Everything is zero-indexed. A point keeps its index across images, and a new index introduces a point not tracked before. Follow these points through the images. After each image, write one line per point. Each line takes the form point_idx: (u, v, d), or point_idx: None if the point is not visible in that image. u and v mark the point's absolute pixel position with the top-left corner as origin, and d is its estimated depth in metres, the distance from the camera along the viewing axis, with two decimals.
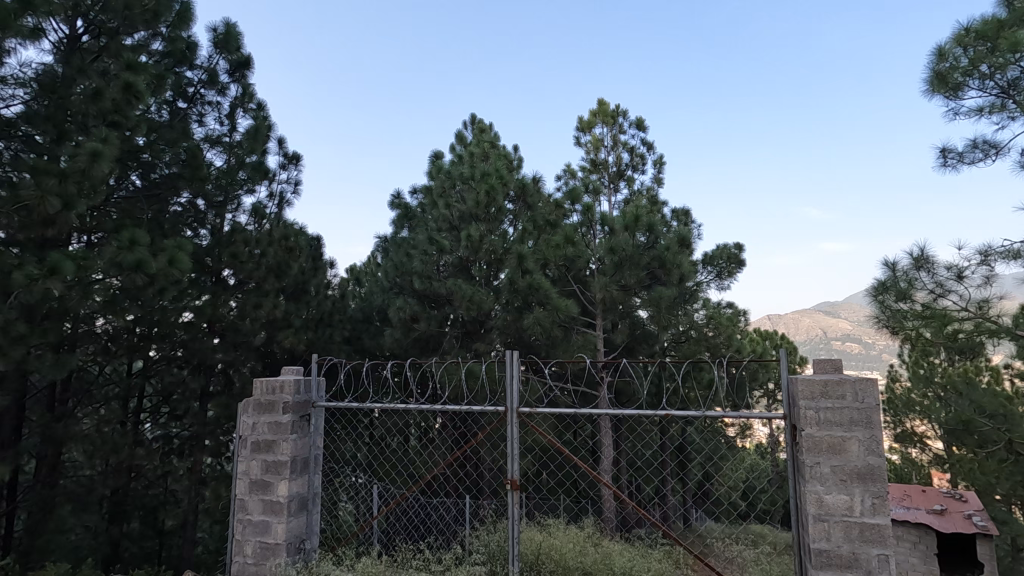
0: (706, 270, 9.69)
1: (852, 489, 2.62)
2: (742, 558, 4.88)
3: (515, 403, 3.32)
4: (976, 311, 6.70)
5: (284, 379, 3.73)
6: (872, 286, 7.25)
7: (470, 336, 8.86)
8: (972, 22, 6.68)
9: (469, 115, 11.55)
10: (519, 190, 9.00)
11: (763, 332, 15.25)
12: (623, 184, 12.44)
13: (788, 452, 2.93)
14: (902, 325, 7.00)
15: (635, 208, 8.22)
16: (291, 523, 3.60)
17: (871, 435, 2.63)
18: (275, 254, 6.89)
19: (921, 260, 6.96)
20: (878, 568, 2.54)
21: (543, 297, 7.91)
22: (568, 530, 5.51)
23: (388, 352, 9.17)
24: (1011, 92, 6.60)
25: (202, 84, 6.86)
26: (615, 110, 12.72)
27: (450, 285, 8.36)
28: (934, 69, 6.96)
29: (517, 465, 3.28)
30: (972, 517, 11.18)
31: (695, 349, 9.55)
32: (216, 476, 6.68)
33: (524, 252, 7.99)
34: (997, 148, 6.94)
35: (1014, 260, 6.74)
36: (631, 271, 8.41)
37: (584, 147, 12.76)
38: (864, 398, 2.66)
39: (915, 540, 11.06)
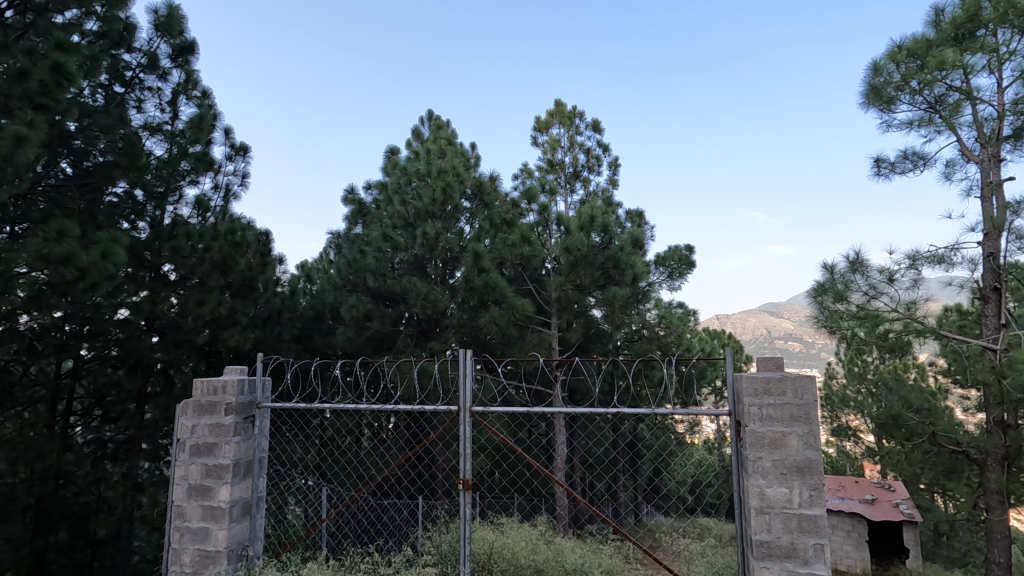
0: (659, 271, 9.92)
1: (791, 482, 2.72)
2: (689, 550, 5.02)
3: (467, 402, 3.28)
4: (905, 311, 7.15)
5: (227, 379, 3.58)
6: (812, 287, 7.58)
7: (425, 334, 8.76)
8: (903, 41, 7.11)
9: (426, 111, 11.40)
10: (477, 188, 8.94)
11: (712, 331, 15.79)
12: (579, 184, 12.61)
13: (733, 448, 3.03)
14: (839, 325, 7.31)
15: (591, 209, 8.36)
16: (233, 529, 3.46)
17: (809, 430, 2.74)
18: (220, 248, 6.59)
19: (856, 263, 7.35)
20: (815, 558, 2.65)
21: (499, 295, 7.97)
22: (521, 529, 5.52)
23: (340, 352, 8.97)
24: (937, 107, 7.06)
25: (141, 68, 6.50)
26: (572, 111, 12.87)
27: (405, 283, 8.23)
28: (870, 83, 7.33)
29: (470, 465, 3.24)
30: (900, 505, 11.99)
31: (647, 348, 9.81)
32: (154, 481, 6.36)
33: (480, 251, 8.01)
34: (925, 159, 7.41)
35: (939, 265, 7.23)
36: (586, 271, 8.54)
37: (542, 147, 12.84)
38: (804, 395, 2.77)
39: (848, 529, 11.73)
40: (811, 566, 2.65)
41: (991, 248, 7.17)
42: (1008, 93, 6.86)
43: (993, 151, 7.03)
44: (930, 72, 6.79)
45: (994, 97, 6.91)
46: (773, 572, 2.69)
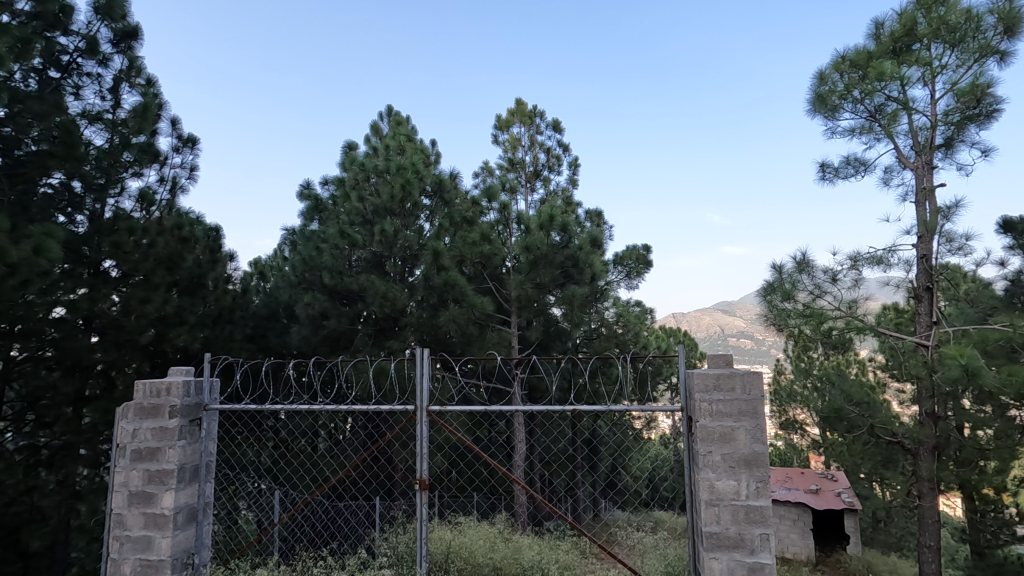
0: (617, 270, 10.10)
1: (739, 475, 2.82)
2: (643, 543, 5.16)
3: (424, 402, 3.24)
4: (847, 310, 7.51)
5: (171, 380, 3.43)
6: (762, 287, 7.87)
7: (383, 333, 8.64)
8: (846, 52, 7.46)
9: (385, 106, 11.21)
10: (437, 185, 8.86)
11: (669, 329, 16.18)
12: (540, 183, 12.68)
13: (685, 442, 3.11)
14: (786, 323, 7.66)
15: (550, 208, 8.41)
16: (177, 537, 3.31)
17: (756, 424, 2.84)
18: (167, 244, 6.32)
19: (802, 263, 7.68)
20: (761, 547, 2.75)
21: (459, 293, 8.01)
22: (479, 527, 5.51)
23: (295, 351, 8.73)
24: (877, 116, 7.43)
25: (79, 52, 6.14)
26: (533, 111, 12.92)
27: (362, 281, 8.07)
28: (816, 91, 7.66)
29: (427, 464, 3.21)
30: (841, 494, 12.65)
31: (605, 346, 9.98)
32: (94, 488, 6.03)
33: (440, 249, 7.97)
34: (865, 165, 7.80)
35: (877, 265, 7.62)
36: (545, 269, 8.61)
37: (502, 146, 12.84)
38: (751, 391, 2.87)
39: (794, 517, 12.23)
40: (757, 555, 2.75)
41: (924, 250, 7.62)
42: (939, 105, 7.30)
43: (926, 159, 7.46)
44: (870, 83, 7.15)
45: (928, 108, 7.34)
46: (722, 562, 2.78)
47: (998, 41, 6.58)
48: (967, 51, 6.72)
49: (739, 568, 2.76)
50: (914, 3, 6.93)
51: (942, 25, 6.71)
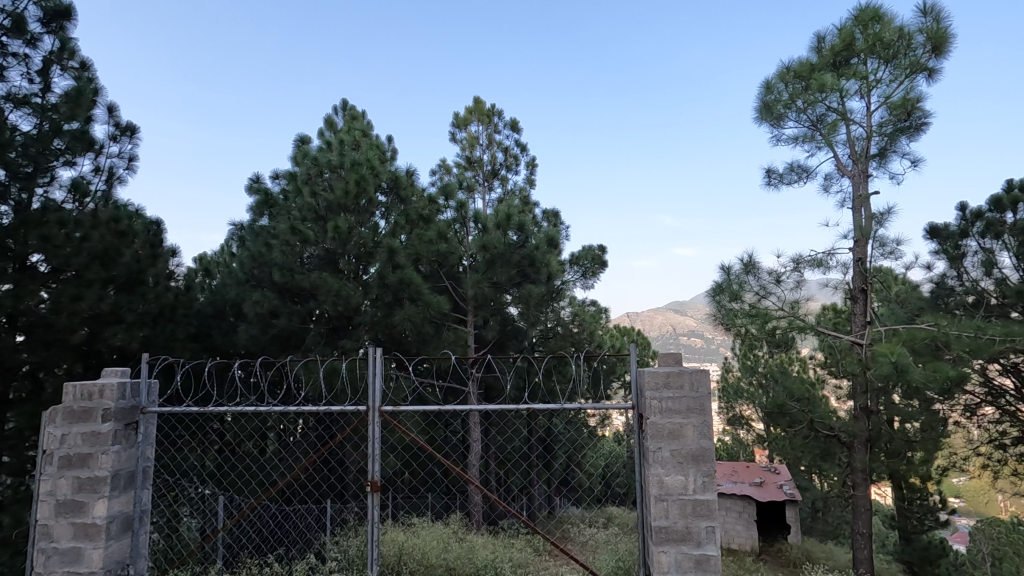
0: (573, 270, 10.22)
1: (687, 470, 2.90)
2: (595, 539, 5.27)
3: (377, 402, 3.18)
4: (790, 310, 7.86)
5: (105, 383, 3.24)
6: (711, 287, 8.12)
7: (336, 332, 8.44)
8: (790, 63, 7.81)
9: (340, 100, 10.95)
10: (393, 182, 8.71)
11: (623, 328, 16.50)
12: (497, 182, 12.68)
13: (636, 439, 3.17)
14: (733, 322, 7.97)
15: (507, 207, 8.41)
16: (110, 547, 3.13)
17: (703, 420, 2.93)
18: (102, 238, 5.96)
19: (749, 265, 7.98)
20: (707, 539, 2.84)
21: (414, 292, 7.94)
22: (434, 528, 5.47)
23: (242, 351, 8.41)
24: (818, 125, 7.79)
25: (4, 31, 5.71)
26: (491, 110, 12.90)
27: (314, 278, 7.85)
28: (762, 100, 7.97)
29: (379, 466, 3.16)
30: (783, 486, 13.24)
31: (561, 344, 10.12)
32: (18, 498, 5.62)
33: (395, 246, 7.88)
34: (808, 172, 8.17)
35: (818, 268, 8.00)
36: (502, 268, 8.61)
37: (460, 144, 12.76)
38: (699, 388, 2.95)
39: (740, 509, 12.69)
40: (704, 547, 2.84)
41: (860, 254, 8.06)
42: (874, 117, 7.74)
43: (863, 167, 7.88)
44: (812, 94, 7.51)
45: (864, 120, 7.77)
46: (670, 555, 2.85)
47: (927, 59, 7.01)
48: (900, 66, 7.14)
49: (686, 561, 2.84)
50: (852, 19, 7.31)
51: (878, 41, 7.11)
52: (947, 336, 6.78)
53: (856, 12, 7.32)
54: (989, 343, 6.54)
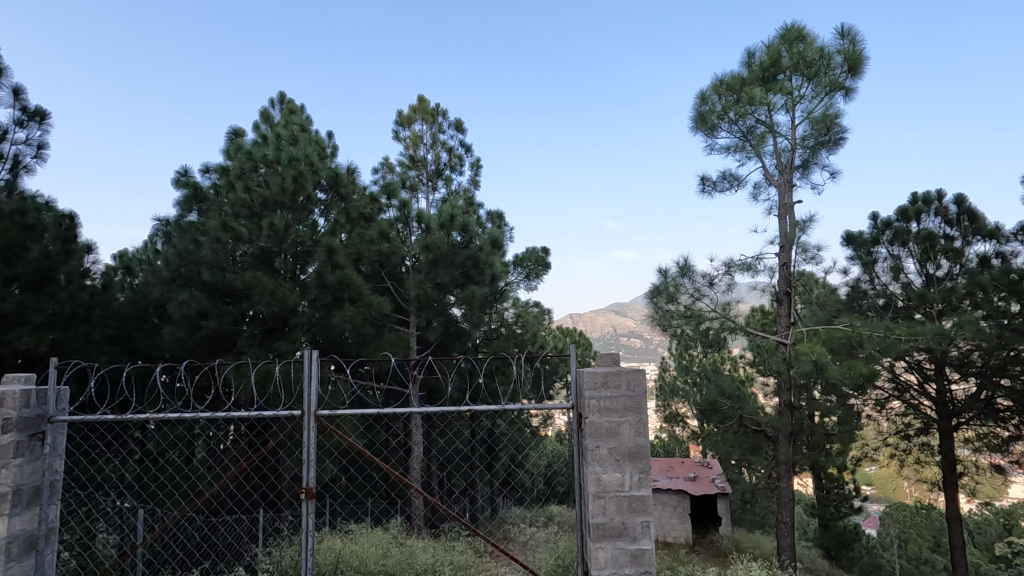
0: (517, 271, 10.29)
1: (624, 467, 2.98)
2: (535, 539, 5.33)
3: (312, 406, 3.07)
4: (722, 311, 8.23)
5: (5, 390, 2.96)
6: (649, 290, 8.40)
7: (271, 334, 8.09)
8: (723, 76, 8.19)
9: (277, 92, 10.53)
10: (333, 179, 8.41)
11: (566, 329, 16.79)
12: (441, 182, 12.57)
13: (575, 438, 3.22)
14: (669, 323, 8.32)
15: (451, 207, 8.34)
16: (10, 570, 2.87)
17: (639, 419, 3.01)
18: (5, 232, 5.39)
19: (684, 268, 8.29)
20: (642, 534, 2.93)
21: (355, 292, 7.73)
22: (373, 534, 5.35)
23: (167, 354, 7.92)
24: (748, 137, 8.22)
25: None
26: (435, 109, 12.78)
27: (247, 278, 7.48)
28: (698, 110, 8.32)
29: (314, 472, 3.05)
30: (715, 480, 13.88)
31: (504, 345, 10.18)
32: None
33: (335, 245, 7.64)
34: (739, 180, 8.60)
35: (747, 271, 8.43)
36: (445, 269, 8.53)
37: (403, 142, 12.56)
38: (635, 387, 3.03)
39: (675, 503, 13.16)
40: (638, 541, 2.93)
41: (785, 258, 8.55)
42: (798, 130, 8.24)
43: (788, 177, 8.36)
44: (743, 106, 7.91)
45: (789, 133, 8.26)
46: (607, 551, 2.92)
47: (845, 78, 7.54)
48: (821, 84, 7.64)
49: (622, 556, 2.92)
50: (779, 38, 7.75)
51: (802, 60, 7.57)
52: (860, 336, 7.30)
53: (782, 31, 7.76)
54: (896, 342, 7.16)
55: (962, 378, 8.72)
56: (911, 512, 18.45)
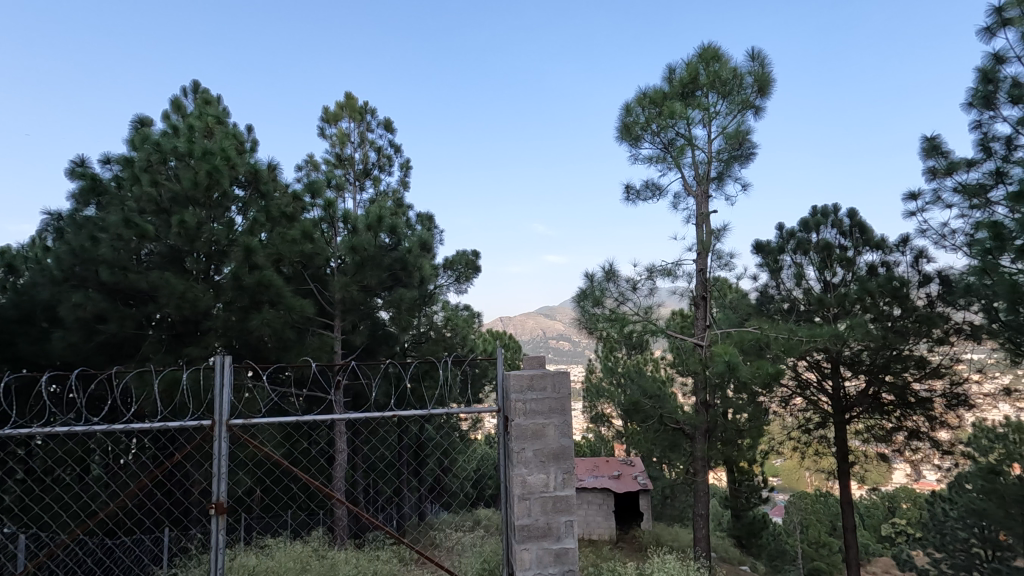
0: (446, 274, 10.23)
1: (549, 468, 3.03)
2: (461, 543, 5.32)
3: (223, 416, 2.87)
4: (645, 314, 8.55)
5: None
6: (577, 293, 8.65)
7: (181, 339, 7.55)
8: (646, 89, 8.55)
9: (190, 80, 9.85)
10: (252, 176, 7.99)
11: (495, 332, 16.90)
12: (369, 182, 12.28)
13: (501, 440, 3.24)
14: (595, 326, 8.57)
15: (379, 208, 8.09)
16: None
17: (563, 420, 3.08)
18: None
19: (610, 273, 8.58)
20: (565, 533, 3.00)
21: (274, 295, 7.36)
22: (291, 547, 5.12)
23: (57, 361, 7.20)
24: (669, 148, 8.64)
25: None
26: (364, 107, 12.46)
27: (153, 279, 6.93)
28: (623, 121, 8.65)
29: (225, 485, 2.87)
30: (637, 477, 14.43)
31: (433, 349, 10.09)
32: None
33: (253, 245, 7.23)
34: (660, 190, 9.01)
35: (668, 276, 8.84)
36: (372, 271, 8.28)
37: (329, 140, 12.14)
38: (560, 389, 3.10)
39: (600, 501, 13.53)
40: (562, 540, 2.99)
41: (701, 265, 9.05)
42: (714, 144, 8.75)
43: (704, 188, 8.86)
44: (664, 119, 8.31)
45: (706, 146, 8.75)
46: (532, 551, 2.96)
47: (755, 98, 8.10)
48: (734, 102, 8.16)
49: (546, 555, 2.96)
50: (697, 56, 8.18)
51: (717, 78, 8.05)
52: (768, 338, 7.86)
53: (700, 50, 8.21)
54: (798, 342, 7.76)
55: (854, 375, 9.57)
56: (811, 499, 20.03)
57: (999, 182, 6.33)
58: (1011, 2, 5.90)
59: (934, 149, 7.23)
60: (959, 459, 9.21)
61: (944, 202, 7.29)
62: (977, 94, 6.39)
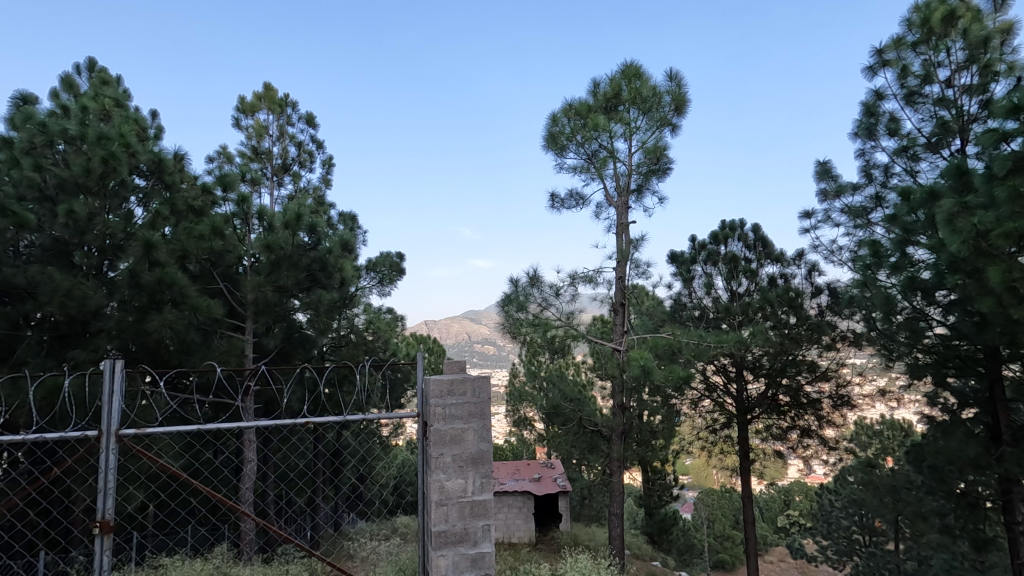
0: (369, 276, 10.00)
1: (467, 473, 3.02)
2: (377, 552, 5.19)
3: (112, 424, 2.63)
4: (567, 320, 8.77)
5: None
6: (501, 299, 8.71)
7: (66, 341, 6.84)
8: (572, 101, 8.80)
9: (86, 57, 8.96)
10: (155, 165, 7.36)
11: (419, 336, 16.69)
12: (288, 178, 11.74)
13: (419, 445, 3.20)
14: (519, 330, 8.67)
15: (298, 206, 7.68)
16: None
17: (483, 424, 3.08)
18: None
19: (534, 279, 8.72)
20: (482, 537, 3.01)
21: (178, 294, 6.82)
22: (189, 566, 4.77)
23: None
24: (592, 159, 8.96)
25: None
26: (284, 99, 11.90)
27: (33, 273, 6.23)
28: (549, 130, 8.86)
29: (113, 501, 2.63)
30: (557, 479, 14.71)
31: (353, 353, 9.79)
32: None
33: (154, 240, 6.66)
34: (584, 200, 9.29)
35: (589, 283, 9.11)
36: (288, 272, 7.86)
37: (245, 131, 11.49)
38: (480, 394, 3.11)
39: (520, 505, 13.66)
40: (479, 545, 3.00)
41: (621, 272, 9.41)
42: (634, 157, 9.15)
43: (624, 200, 9.23)
44: (589, 131, 8.59)
45: (626, 159, 9.12)
46: (448, 558, 2.94)
47: (672, 116, 8.56)
48: (653, 118, 8.57)
49: (462, 561, 2.96)
50: (620, 72, 8.49)
51: (638, 95, 8.42)
52: (679, 343, 8.31)
53: (622, 67, 8.52)
54: (707, 347, 8.23)
55: (755, 378, 10.29)
56: (717, 495, 21.29)
57: (878, 206, 7.07)
58: (889, 45, 6.66)
59: (826, 173, 7.97)
60: (843, 454, 10.13)
61: (833, 221, 8.03)
62: (861, 125, 7.11)
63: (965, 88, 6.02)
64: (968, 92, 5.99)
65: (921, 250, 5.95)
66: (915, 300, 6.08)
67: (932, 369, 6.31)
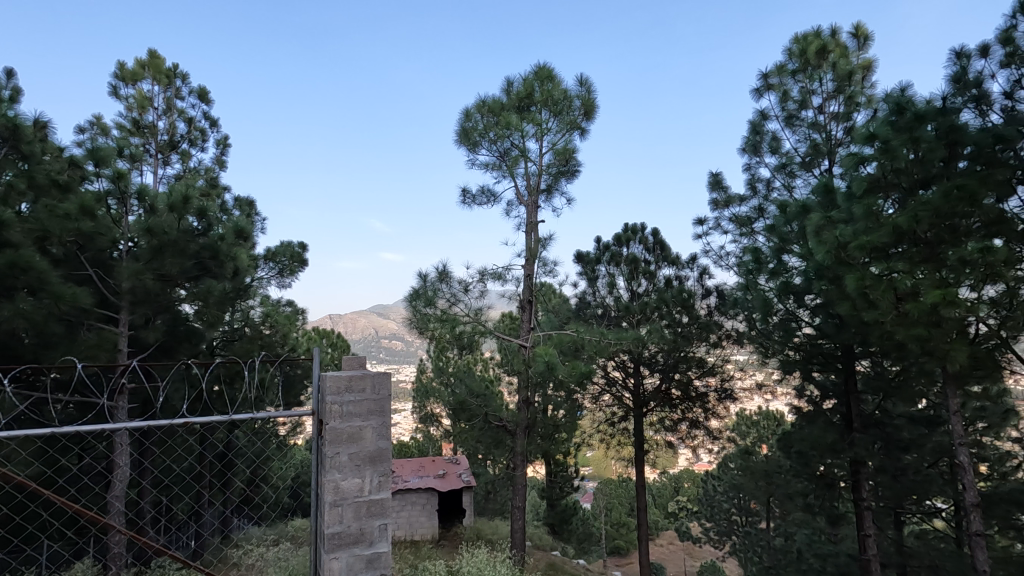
0: (267, 267, 9.42)
1: (364, 472, 2.93)
2: (265, 559, 4.89)
3: None
4: (475, 316, 8.77)
5: None
6: (409, 293, 8.55)
7: None
8: (486, 97, 8.81)
9: None
10: (9, 132, 6.43)
11: (321, 331, 15.95)
12: (175, 157, 10.74)
13: (313, 444, 3.05)
14: (426, 326, 8.56)
15: (185, 187, 6.97)
16: None
17: (382, 422, 3.02)
18: None
19: (443, 274, 8.63)
20: (378, 537, 2.95)
21: (36, 280, 6.01)
22: None
23: None
24: (504, 157, 9.03)
25: None
26: (172, 70, 10.85)
27: None
28: (462, 126, 8.84)
29: None
30: (461, 476, 14.70)
31: (247, 348, 9.17)
32: None
33: (6, 217, 5.81)
34: (496, 197, 9.34)
35: (498, 280, 9.17)
36: (173, 258, 7.18)
37: (125, 102, 10.34)
38: (380, 391, 3.04)
39: (424, 502, 13.51)
40: (375, 545, 2.93)
41: (529, 270, 9.57)
42: (544, 158, 9.34)
43: (534, 199, 9.40)
44: (501, 129, 8.65)
45: (537, 159, 9.29)
46: (342, 560, 2.83)
47: (581, 120, 8.84)
48: (563, 121, 8.80)
49: (357, 562, 2.87)
50: (533, 74, 8.64)
51: (549, 97, 8.60)
52: (582, 340, 8.60)
53: (535, 68, 8.67)
54: (608, 344, 8.59)
55: (651, 374, 10.91)
56: (615, 485, 22.32)
57: (760, 216, 7.75)
58: (774, 71, 7.29)
59: (717, 184, 8.61)
60: (725, 443, 11.06)
61: (722, 229, 8.69)
62: (748, 142, 7.75)
63: (833, 115, 6.75)
64: (835, 119, 6.74)
65: (794, 258, 6.63)
66: (788, 303, 6.74)
67: (800, 365, 7.01)
